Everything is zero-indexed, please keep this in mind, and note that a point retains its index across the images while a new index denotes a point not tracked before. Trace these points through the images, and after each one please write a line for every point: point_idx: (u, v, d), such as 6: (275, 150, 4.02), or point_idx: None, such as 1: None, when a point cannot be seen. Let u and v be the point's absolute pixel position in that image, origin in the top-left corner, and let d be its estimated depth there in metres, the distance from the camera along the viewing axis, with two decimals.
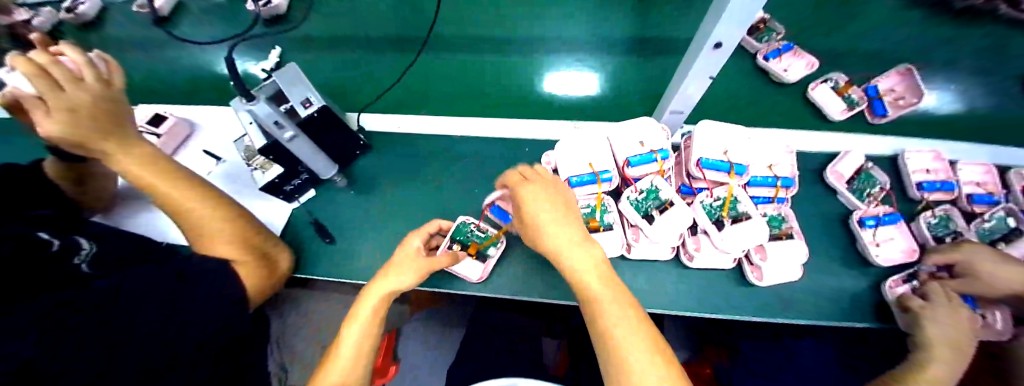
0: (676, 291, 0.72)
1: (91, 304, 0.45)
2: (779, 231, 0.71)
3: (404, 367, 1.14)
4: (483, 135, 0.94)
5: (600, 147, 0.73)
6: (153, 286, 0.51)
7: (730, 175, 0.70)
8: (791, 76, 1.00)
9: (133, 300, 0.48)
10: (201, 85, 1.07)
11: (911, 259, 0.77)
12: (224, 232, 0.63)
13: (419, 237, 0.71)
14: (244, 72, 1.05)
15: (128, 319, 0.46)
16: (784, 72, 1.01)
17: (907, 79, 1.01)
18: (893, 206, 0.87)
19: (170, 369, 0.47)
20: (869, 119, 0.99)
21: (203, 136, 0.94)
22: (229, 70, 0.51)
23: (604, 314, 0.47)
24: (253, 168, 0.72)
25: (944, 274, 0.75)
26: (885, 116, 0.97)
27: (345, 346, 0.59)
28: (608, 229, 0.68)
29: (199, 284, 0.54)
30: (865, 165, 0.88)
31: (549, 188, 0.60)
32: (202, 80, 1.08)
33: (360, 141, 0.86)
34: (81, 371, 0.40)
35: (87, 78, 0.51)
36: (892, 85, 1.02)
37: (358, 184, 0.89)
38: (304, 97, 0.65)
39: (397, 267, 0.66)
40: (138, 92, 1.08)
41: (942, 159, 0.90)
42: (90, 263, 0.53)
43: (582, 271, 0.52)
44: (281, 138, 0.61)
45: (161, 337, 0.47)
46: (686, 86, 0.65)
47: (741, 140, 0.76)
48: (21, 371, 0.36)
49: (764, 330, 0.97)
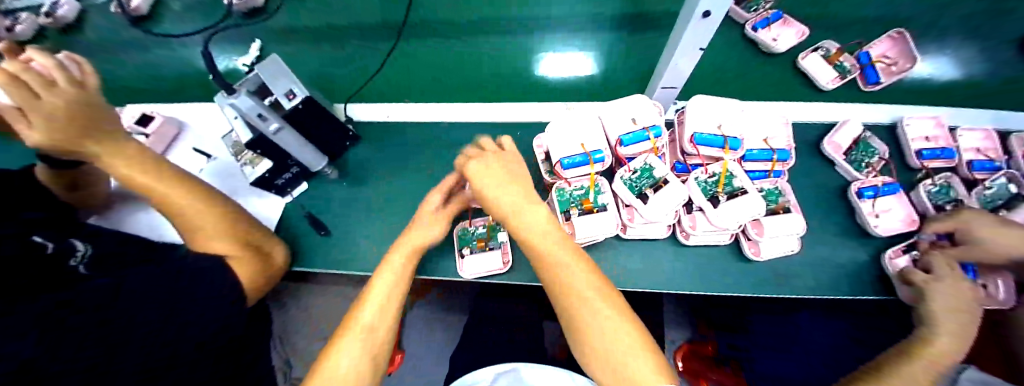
0: (673, 270, 0.72)
1: (91, 304, 0.43)
2: (775, 206, 0.70)
3: (407, 356, 1.16)
4: (472, 121, 0.92)
5: (592, 126, 0.71)
6: (153, 286, 0.51)
7: (725, 150, 0.68)
8: (781, 46, 0.98)
9: (132, 301, 0.47)
10: (185, 83, 1.05)
11: (911, 228, 0.76)
12: (218, 228, 0.62)
13: (438, 194, 0.71)
14: (227, 68, 1.03)
15: (128, 319, 0.45)
16: (774, 41, 0.99)
17: (898, 43, 0.98)
18: (892, 176, 0.86)
19: (169, 369, 0.47)
20: (862, 87, 0.97)
21: (192, 135, 0.93)
22: (206, 63, 0.49)
23: (592, 306, 0.49)
24: (242, 163, 0.71)
25: (944, 242, 0.74)
26: (879, 83, 0.95)
27: (367, 314, 0.58)
28: (603, 210, 0.67)
29: (198, 284, 0.54)
30: (863, 135, 0.87)
31: (501, 167, 0.62)
32: (186, 77, 1.06)
33: (350, 132, 0.85)
34: (81, 371, 0.38)
35: (60, 82, 0.48)
36: (884, 51, 0.99)
37: (350, 175, 0.88)
38: (287, 89, 0.63)
39: (410, 242, 0.65)
40: (122, 93, 1.06)
41: (943, 126, 0.88)
42: (85, 267, 0.52)
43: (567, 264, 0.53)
44: (266, 131, 0.59)
45: (161, 338, 0.47)
46: (676, 59, 0.63)
47: (735, 113, 0.74)
48: (22, 371, 0.34)
49: (778, 304, 0.94)
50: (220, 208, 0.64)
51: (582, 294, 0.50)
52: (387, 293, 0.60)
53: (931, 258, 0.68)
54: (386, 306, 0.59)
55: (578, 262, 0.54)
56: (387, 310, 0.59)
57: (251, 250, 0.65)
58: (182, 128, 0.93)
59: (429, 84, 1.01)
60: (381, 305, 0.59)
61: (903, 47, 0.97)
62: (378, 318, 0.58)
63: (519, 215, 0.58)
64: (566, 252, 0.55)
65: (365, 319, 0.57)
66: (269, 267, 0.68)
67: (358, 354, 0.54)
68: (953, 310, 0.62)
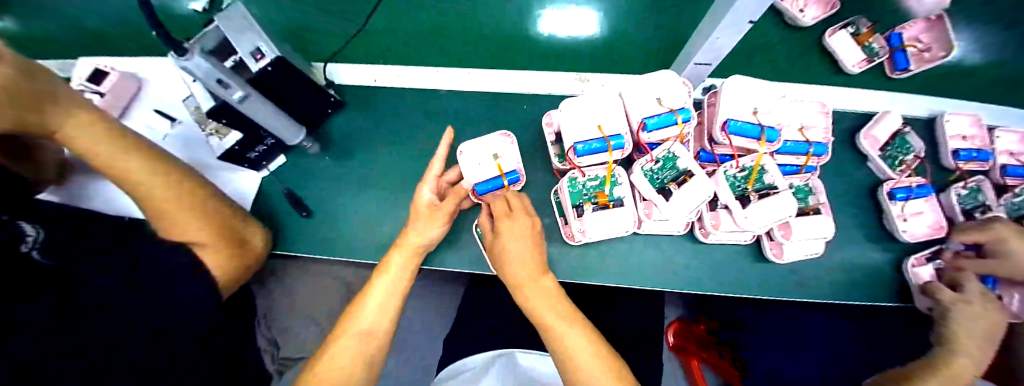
0: (688, 269, 0.68)
1: (91, 304, 0.44)
2: (807, 206, 0.65)
3: (402, 335, 1.14)
4: (469, 90, 0.83)
5: (612, 105, 0.62)
6: (150, 281, 0.49)
7: (760, 141, 0.61)
8: (807, 20, 0.80)
9: (133, 297, 0.47)
10: (118, 36, 0.87)
11: (937, 235, 0.70)
12: (192, 215, 0.55)
13: (431, 185, 0.64)
14: (174, 11, 0.84)
15: (127, 319, 0.46)
16: (801, 13, 0.80)
17: (935, 26, 0.81)
18: (924, 176, 0.79)
19: (169, 369, 0.48)
20: (890, 73, 0.83)
21: (155, 94, 0.82)
22: (145, 15, 0.37)
23: (581, 368, 0.51)
24: (206, 133, 0.64)
25: (971, 253, 0.69)
26: (907, 70, 0.81)
27: (368, 314, 0.58)
28: (619, 205, 0.62)
29: (192, 284, 0.52)
30: (902, 129, 0.78)
31: (526, 224, 0.59)
32: (123, 18, 0.85)
33: (332, 98, 0.76)
34: (80, 371, 0.41)
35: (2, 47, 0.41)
36: (917, 33, 0.83)
37: (334, 149, 0.80)
38: (254, 47, 0.55)
39: (406, 247, 0.62)
40: (41, 45, 0.88)
41: (980, 125, 0.79)
42: (41, 251, 0.44)
43: (560, 326, 0.55)
44: (229, 99, 0.51)
45: (161, 338, 0.48)
46: (716, 30, 0.52)
47: (774, 99, 0.65)
48: (21, 371, 0.37)
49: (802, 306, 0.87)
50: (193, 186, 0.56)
51: (580, 356, 0.52)
52: (389, 289, 0.61)
53: (963, 277, 0.64)
54: (385, 305, 0.60)
55: (581, 334, 0.54)
56: (385, 310, 0.59)
57: (232, 241, 0.59)
58: (141, 84, 0.83)
59: (412, 43, 0.86)
60: (381, 304, 0.59)
61: (941, 29, 0.80)
62: (378, 318, 0.58)
63: (522, 271, 0.59)
64: (569, 324, 0.55)
65: (366, 320, 0.58)
66: (252, 253, 0.63)
67: (355, 349, 0.55)
68: (974, 328, 0.60)
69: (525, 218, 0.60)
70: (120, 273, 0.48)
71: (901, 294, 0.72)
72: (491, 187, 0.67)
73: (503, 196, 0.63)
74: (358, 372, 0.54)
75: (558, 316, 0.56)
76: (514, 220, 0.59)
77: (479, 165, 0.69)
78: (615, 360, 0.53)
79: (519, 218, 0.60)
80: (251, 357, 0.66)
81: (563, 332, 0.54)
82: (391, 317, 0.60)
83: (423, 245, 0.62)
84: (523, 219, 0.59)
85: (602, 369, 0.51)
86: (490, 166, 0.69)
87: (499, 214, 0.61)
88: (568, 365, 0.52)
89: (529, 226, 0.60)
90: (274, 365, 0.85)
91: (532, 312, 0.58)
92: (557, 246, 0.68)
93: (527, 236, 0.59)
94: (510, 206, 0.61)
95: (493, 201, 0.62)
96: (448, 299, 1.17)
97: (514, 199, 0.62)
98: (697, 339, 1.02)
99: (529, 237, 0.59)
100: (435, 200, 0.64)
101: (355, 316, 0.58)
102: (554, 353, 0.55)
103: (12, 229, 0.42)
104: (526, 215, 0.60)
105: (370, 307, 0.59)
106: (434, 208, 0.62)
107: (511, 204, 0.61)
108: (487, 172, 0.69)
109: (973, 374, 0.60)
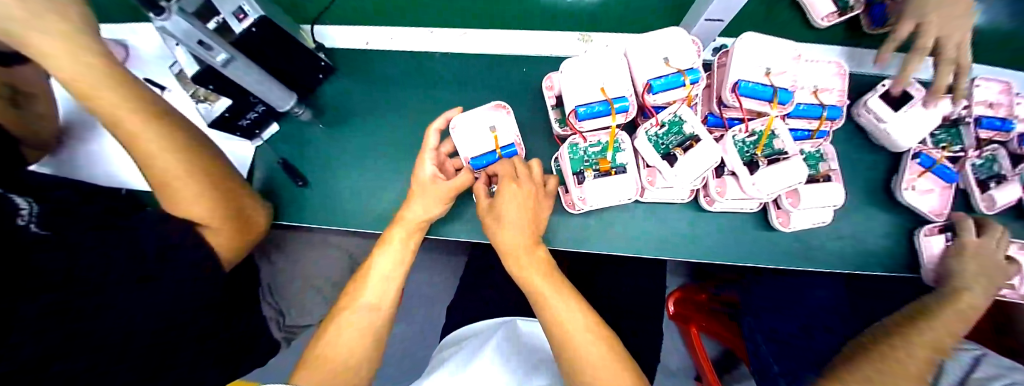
0: (686, 237, 0.67)
1: (91, 303, 0.44)
2: (817, 174, 0.63)
3: (410, 298, 1.19)
4: (467, 52, 0.79)
5: (616, 66, 0.59)
6: (149, 279, 0.50)
7: (772, 104, 0.58)
8: None
9: (133, 297, 0.47)
10: None
11: (934, 216, 0.68)
12: (195, 189, 0.54)
13: (431, 158, 0.62)
14: None
15: (128, 320, 0.46)
16: None
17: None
18: (966, 145, 0.72)
19: (170, 369, 0.50)
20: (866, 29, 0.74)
21: (142, 60, 0.80)
22: None
23: (587, 359, 0.51)
24: (195, 100, 0.61)
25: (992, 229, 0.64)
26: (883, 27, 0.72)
27: (368, 292, 0.59)
28: (622, 172, 0.60)
29: (185, 286, 0.53)
30: (965, 118, 0.72)
31: (532, 198, 0.58)
32: None
33: (322, 63, 0.72)
34: (80, 371, 0.41)
35: None
36: None
37: (327, 116, 0.78)
38: (236, 6, 0.52)
39: (408, 222, 0.61)
40: None
41: (1010, 92, 0.72)
42: (39, 224, 0.44)
43: (565, 315, 0.54)
44: (212, 62, 0.48)
45: (161, 338, 0.49)
46: None
47: (787, 58, 0.61)
48: (21, 371, 0.37)
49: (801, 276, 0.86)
50: (192, 151, 0.54)
51: (586, 348, 0.51)
52: (390, 263, 0.61)
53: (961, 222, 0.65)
54: (387, 278, 0.61)
55: (591, 324, 0.54)
56: (383, 290, 0.60)
57: (233, 225, 0.59)
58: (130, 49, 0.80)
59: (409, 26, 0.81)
60: (386, 276, 0.60)
61: None
62: (381, 295, 0.59)
63: (522, 255, 0.58)
64: (578, 313, 0.55)
65: (366, 298, 0.59)
66: (253, 235, 0.64)
67: (359, 333, 0.56)
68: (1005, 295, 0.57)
69: (530, 185, 0.58)
70: (117, 272, 0.47)
71: (908, 264, 0.71)
72: (486, 162, 0.65)
73: (511, 161, 0.61)
74: (364, 352, 0.56)
75: (569, 312, 0.54)
76: (519, 186, 0.57)
77: (478, 139, 0.66)
78: (624, 354, 0.53)
79: (525, 184, 0.58)
80: (251, 342, 0.70)
81: (574, 328, 0.53)
82: (394, 286, 0.61)
83: (428, 220, 0.62)
84: (529, 186, 0.58)
85: (610, 364, 0.50)
86: (487, 139, 0.66)
87: (506, 177, 0.59)
88: (561, 337, 0.53)
89: (529, 198, 0.58)
90: (280, 333, 0.91)
91: (533, 293, 0.58)
92: (562, 215, 0.67)
93: (529, 204, 0.58)
94: (516, 171, 0.59)
95: (499, 163, 0.61)
96: (453, 268, 1.20)
97: (523, 167, 0.60)
98: (697, 306, 1.09)
99: (529, 213, 0.58)
100: (439, 174, 0.62)
101: (359, 302, 0.58)
102: (544, 323, 0.55)
103: (4, 202, 0.42)
104: (533, 184, 0.59)
105: (373, 283, 0.60)
106: (444, 182, 0.60)
107: (518, 169, 0.59)
108: (484, 146, 0.66)
109: (960, 329, 0.60)
